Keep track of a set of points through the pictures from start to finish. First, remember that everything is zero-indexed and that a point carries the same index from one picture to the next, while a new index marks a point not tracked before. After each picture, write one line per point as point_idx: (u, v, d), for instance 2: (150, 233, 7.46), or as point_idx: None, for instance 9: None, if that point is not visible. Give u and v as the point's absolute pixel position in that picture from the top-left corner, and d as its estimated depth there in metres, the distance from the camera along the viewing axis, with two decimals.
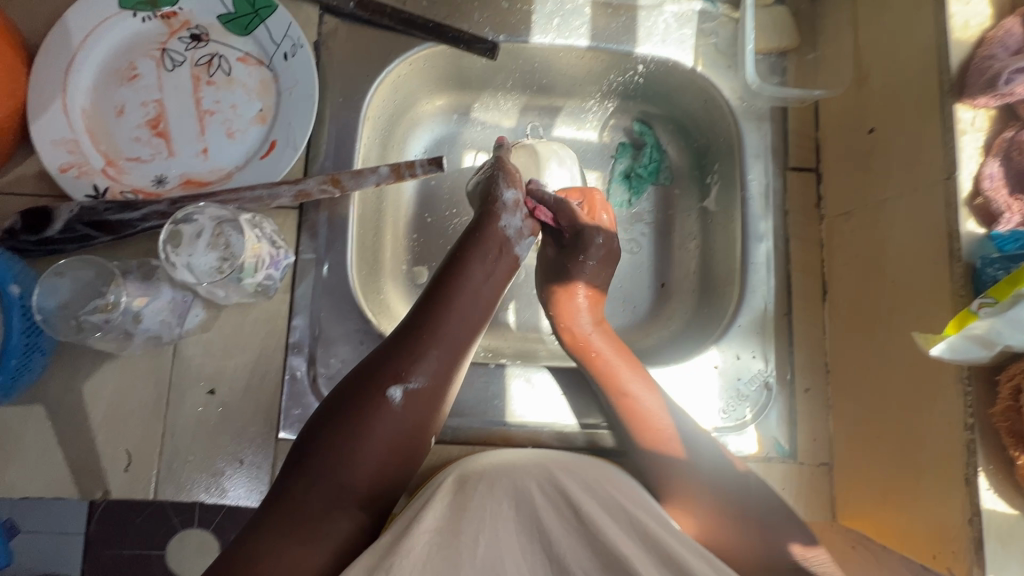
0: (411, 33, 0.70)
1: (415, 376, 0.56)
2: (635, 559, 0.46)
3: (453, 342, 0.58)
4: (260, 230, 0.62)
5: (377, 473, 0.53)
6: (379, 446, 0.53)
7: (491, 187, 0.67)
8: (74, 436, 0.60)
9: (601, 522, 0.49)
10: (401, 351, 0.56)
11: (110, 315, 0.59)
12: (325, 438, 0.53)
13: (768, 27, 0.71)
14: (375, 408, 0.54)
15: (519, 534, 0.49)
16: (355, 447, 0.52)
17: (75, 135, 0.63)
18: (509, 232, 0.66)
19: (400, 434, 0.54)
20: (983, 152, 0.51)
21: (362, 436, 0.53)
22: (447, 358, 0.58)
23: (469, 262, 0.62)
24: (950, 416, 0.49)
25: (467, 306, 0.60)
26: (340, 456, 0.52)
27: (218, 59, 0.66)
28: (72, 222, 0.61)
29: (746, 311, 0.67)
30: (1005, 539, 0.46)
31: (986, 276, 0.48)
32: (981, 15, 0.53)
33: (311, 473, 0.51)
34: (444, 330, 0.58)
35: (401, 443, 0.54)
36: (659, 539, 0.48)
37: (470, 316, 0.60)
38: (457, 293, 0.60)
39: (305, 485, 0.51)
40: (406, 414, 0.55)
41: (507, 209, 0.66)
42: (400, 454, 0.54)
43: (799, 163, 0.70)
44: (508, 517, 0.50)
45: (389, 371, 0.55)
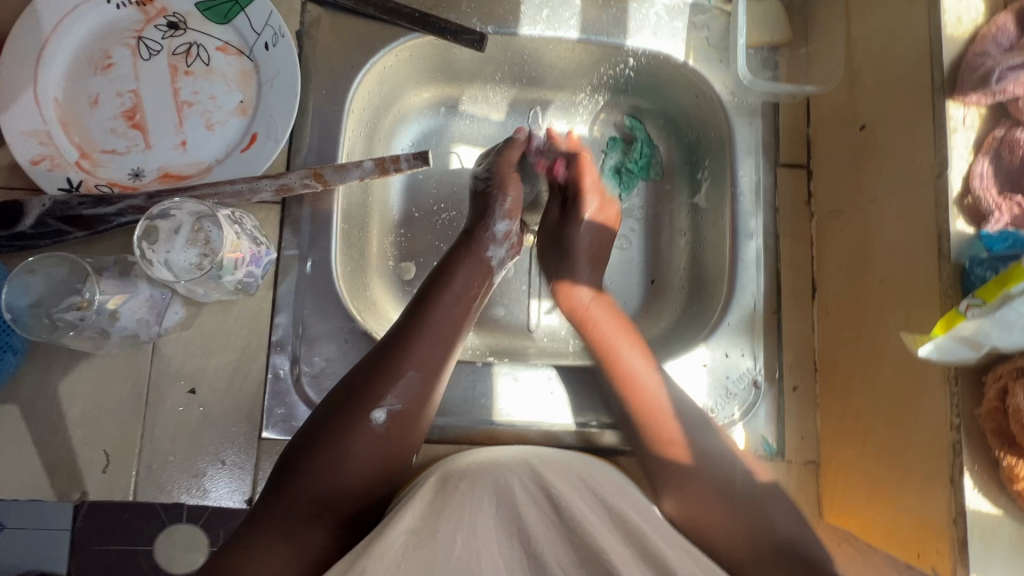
0: (397, 24, 0.68)
1: (396, 392, 0.55)
2: (615, 557, 0.46)
3: (436, 357, 0.58)
4: (240, 226, 0.59)
5: (358, 490, 0.53)
6: (359, 461, 0.53)
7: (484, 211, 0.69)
8: (50, 436, 0.59)
9: (583, 518, 0.48)
10: (383, 366, 0.56)
11: (85, 313, 0.57)
12: (304, 455, 0.53)
13: (760, 20, 0.70)
14: (355, 424, 0.54)
15: (497, 527, 0.49)
16: (336, 463, 0.52)
17: (47, 126, 0.60)
18: (493, 262, 0.67)
19: (381, 454, 0.54)
20: (974, 150, 0.51)
21: (342, 452, 0.53)
22: (429, 374, 0.57)
23: (449, 284, 0.63)
24: (936, 418, 0.49)
25: (449, 320, 0.60)
26: (321, 472, 0.52)
27: (196, 48, 0.64)
28: (44, 217, 0.59)
29: (736, 309, 0.67)
30: (987, 539, 0.47)
31: (975, 277, 0.48)
32: (974, 10, 0.52)
33: (292, 489, 0.51)
34: (426, 346, 0.58)
35: (383, 460, 0.54)
36: (638, 532, 0.48)
37: (449, 337, 0.60)
38: (439, 309, 0.61)
39: (286, 501, 0.50)
40: (387, 432, 0.55)
41: (496, 239, 0.68)
42: (381, 470, 0.54)
43: (790, 159, 0.69)
44: (487, 513, 0.49)
45: (371, 391, 0.55)
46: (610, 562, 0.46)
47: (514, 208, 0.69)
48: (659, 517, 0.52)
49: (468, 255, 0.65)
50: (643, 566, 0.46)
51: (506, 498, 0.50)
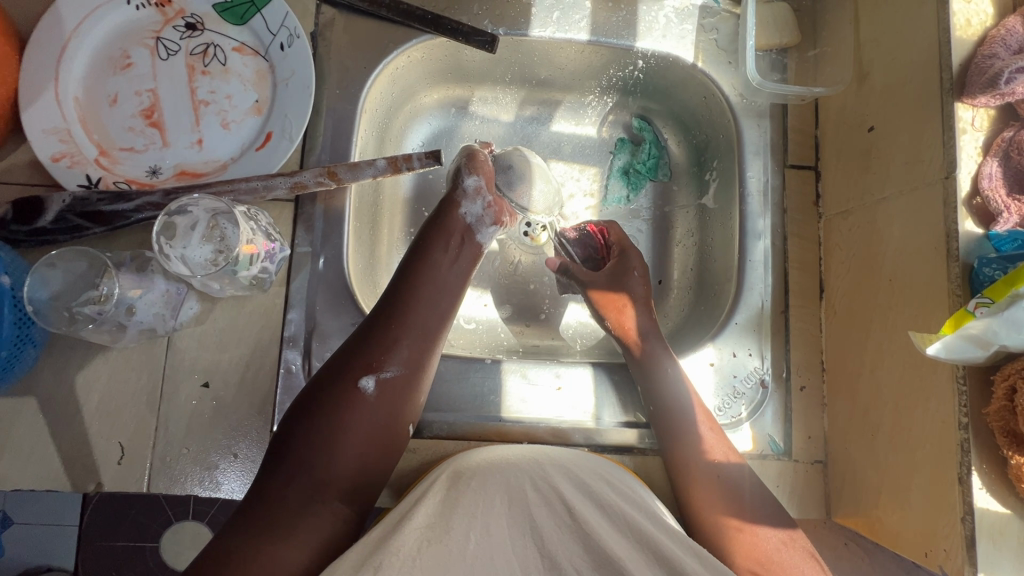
0: (409, 25, 0.69)
1: (386, 365, 0.57)
2: (628, 561, 0.47)
3: (425, 330, 0.60)
4: (256, 223, 0.61)
5: (353, 467, 0.55)
6: (350, 436, 0.55)
7: (455, 176, 0.69)
8: (67, 428, 0.60)
9: (596, 525, 0.50)
10: (372, 341, 0.58)
11: (104, 307, 0.58)
12: (297, 432, 0.54)
13: (769, 22, 0.70)
14: (347, 398, 0.56)
15: (512, 529, 0.50)
16: (329, 440, 0.54)
17: (67, 124, 0.62)
18: (470, 219, 0.67)
19: (375, 424, 0.56)
20: (983, 152, 0.51)
21: (336, 428, 0.55)
22: (416, 347, 0.59)
23: (431, 251, 0.64)
24: (944, 416, 0.50)
25: (438, 293, 0.62)
26: (315, 446, 0.54)
27: (213, 48, 0.65)
28: (64, 213, 0.60)
29: (743, 308, 0.67)
30: (996, 538, 0.47)
31: (983, 276, 0.48)
32: (983, 13, 0.53)
33: (289, 468, 0.53)
34: (417, 319, 0.60)
35: (377, 433, 0.56)
36: (651, 537, 0.49)
37: (438, 307, 0.62)
38: (429, 283, 0.62)
39: (284, 481, 0.52)
40: (378, 405, 0.57)
41: (467, 196, 0.67)
42: (375, 444, 0.56)
43: (798, 160, 0.70)
44: (501, 512, 0.51)
45: (362, 361, 0.57)
46: (624, 565, 0.46)
47: (479, 172, 0.68)
48: (672, 524, 0.53)
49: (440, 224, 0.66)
50: (657, 566, 0.47)
51: (519, 497, 0.53)
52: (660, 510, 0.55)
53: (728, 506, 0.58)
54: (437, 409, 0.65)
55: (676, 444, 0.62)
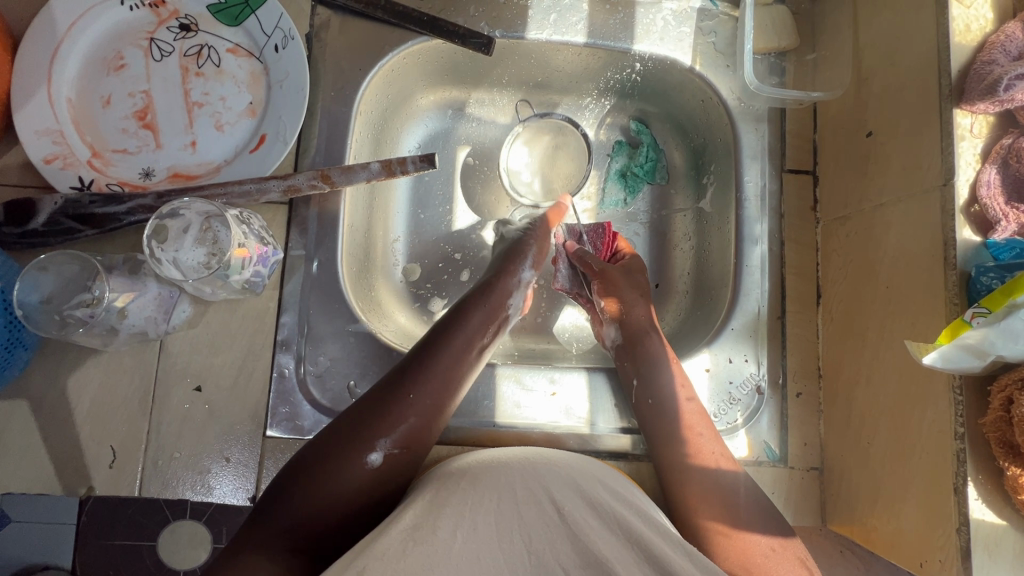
0: (405, 27, 0.69)
1: (404, 435, 0.57)
2: (616, 561, 0.46)
3: (444, 404, 0.59)
4: (249, 226, 0.60)
5: (344, 527, 0.53)
6: (351, 498, 0.53)
7: (512, 259, 0.69)
8: (59, 431, 0.60)
9: (586, 525, 0.49)
10: (393, 407, 0.57)
11: (94, 311, 0.57)
12: (299, 486, 0.53)
13: (768, 25, 0.70)
14: (357, 460, 0.54)
15: (497, 525, 0.49)
16: (330, 499, 0.53)
17: (60, 125, 0.61)
18: (510, 310, 0.68)
19: (377, 480, 0.55)
20: (981, 159, 0.51)
21: (339, 483, 0.53)
22: (435, 421, 0.58)
23: (464, 319, 0.63)
24: (940, 425, 0.49)
25: (465, 363, 0.61)
26: (314, 497, 0.52)
27: (207, 49, 0.65)
28: (56, 215, 0.59)
29: (740, 314, 0.67)
30: (990, 548, 0.46)
31: (981, 285, 0.48)
32: (982, 18, 0.52)
33: (281, 519, 0.51)
34: (440, 384, 0.59)
35: (376, 500, 0.55)
36: (640, 536, 0.49)
37: (462, 373, 0.61)
38: (451, 351, 0.61)
39: (274, 529, 0.50)
40: (385, 473, 0.55)
41: (518, 287, 0.68)
42: (371, 509, 0.54)
43: (796, 165, 0.69)
44: (489, 509, 0.51)
45: (382, 422, 0.56)
46: (611, 566, 0.46)
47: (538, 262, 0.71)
48: (660, 521, 0.53)
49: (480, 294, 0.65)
50: (646, 567, 0.46)
51: (509, 494, 0.52)
52: (651, 509, 0.55)
53: (721, 512, 0.58)
54: None
55: (671, 450, 0.61)
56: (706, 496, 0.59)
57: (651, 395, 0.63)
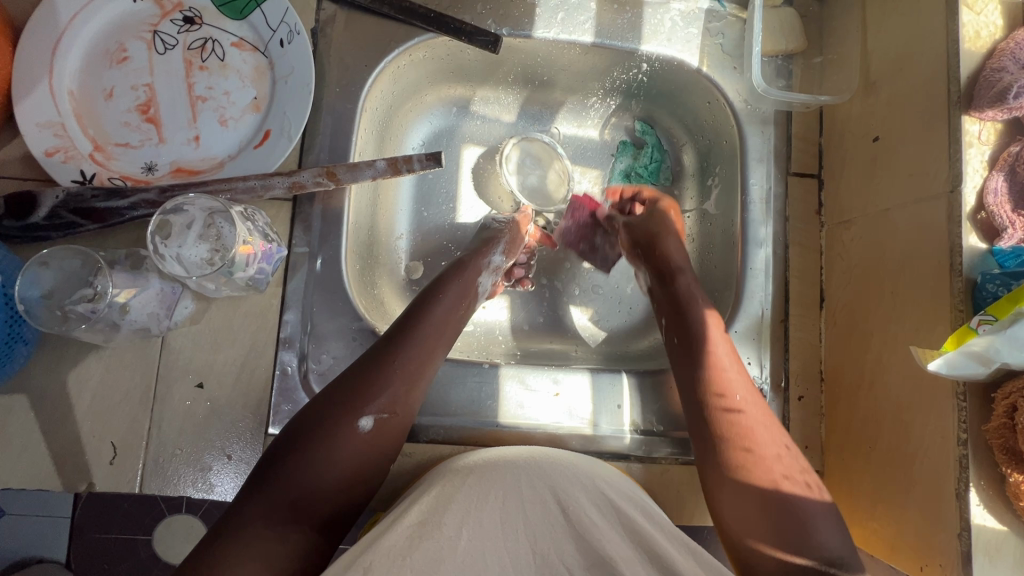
0: (412, 23, 0.68)
1: (390, 403, 0.55)
2: (621, 561, 0.48)
3: (427, 372, 0.58)
4: (253, 223, 0.59)
5: (334, 500, 0.51)
6: (337, 469, 0.51)
7: (489, 244, 0.69)
8: (59, 427, 0.59)
9: (591, 525, 0.51)
10: (375, 376, 0.55)
11: (96, 306, 0.57)
12: (285, 458, 0.50)
13: (776, 28, 0.70)
14: (343, 429, 0.52)
15: (503, 524, 0.51)
16: (317, 471, 0.50)
17: (61, 118, 0.60)
18: (482, 290, 0.68)
19: (363, 457, 0.53)
20: (988, 166, 0.51)
21: (325, 461, 0.51)
22: (417, 390, 0.57)
23: (442, 293, 0.62)
24: (943, 431, 0.50)
25: (443, 336, 0.60)
26: (302, 478, 0.50)
27: (211, 43, 0.64)
28: (58, 209, 0.59)
29: (743, 317, 0.67)
30: (991, 553, 0.47)
31: (986, 293, 0.48)
32: (992, 25, 0.52)
33: (270, 494, 0.49)
34: (418, 354, 0.57)
35: (364, 470, 0.53)
36: (644, 536, 0.50)
37: (437, 345, 0.59)
38: (431, 321, 0.60)
39: (263, 507, 0.48)
40: (371, 444, 0.54)
41: (489, 268, 0.68)
42: (357, 480, 0.52)
43: (801, 168, 0.69)
44: (494, 507, 0.52)
45: (367, 397, 0.54)
46: (617, 566, 0.48)
47: (510, 248, 0.70)
48: (667, 519, 0.53)
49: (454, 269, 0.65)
50: (650, 566, 0.47)
51: (515, 492, 0.53)
52: (653, 504, 0.55)
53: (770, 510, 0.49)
54: (434, 413, 0.64)
55: None
56: (760, 514, 0.49)
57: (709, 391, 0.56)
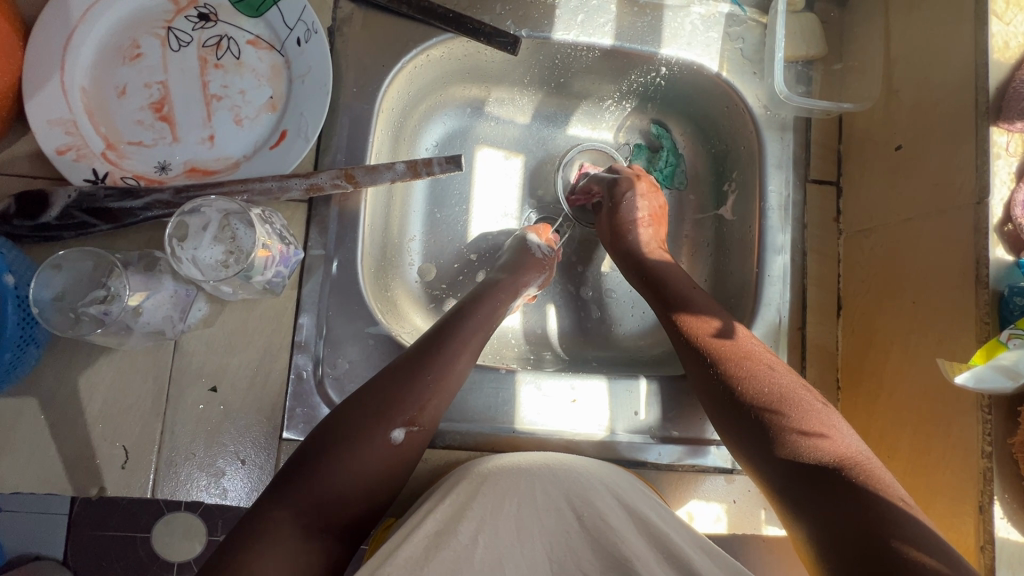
0: (430, 23, 0.67)
1: (418, 413, 0.54)
2: (637, 560, 0.47)
3: (455, 385, 0.58)
4: (271, 226, 0.59)
5: (357, 509, 0.51)
6: (366, 479, 0.51)
7: (525, 263, 0.70)
8: (69, 431, 0.58)
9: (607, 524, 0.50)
10: (404, 387, 0.55)
11: (109, 308, 0.56)
12: (315, 467, 0.50)
13: (797, 33, 0.69)
14: (374, 440, 0.52)
15: (518, 531, 0.51)
16: (347, 481, 0.50)
17: (73, 115, 0.59)
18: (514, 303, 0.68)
19: (388, 466, 0.52)
20: (1016, 178, 0.51)
21: (356, 470, 0.50)
22: (444, 402, 0.56)
23: (479, 308, 0.63)
24: (966, 443, 0.49)
25: (475, 347, 0.60)
26: (333, 486, 0.50)
27: (226, 40, 0.63)
28: (69, 208, 0.58)
29: (761, 324, 0.66)
30: (1015, 566, 0.47)
31: (1013, 305, 0.48)
32: (1021, 36, 0.52)
33: (298, 502, 0.48)
34: (452, 365, 0.57)
35: (389, 478, 0.53)
36: (660, 535, 0.49)
37: (470, 356, 0.59)
38: (460, 336, 0.60)
39: (289, 515, 0.48)
40: (401, 454, 0.53)
41: (525, 289, 0.69)
42: (381, 492, 0.52)
43: (820, 175, 0.69)
44: (509, 514, 0.51)
45: (400, 408, 0.54)
46: (632, 565, 0.47)
47: (541, 283, 0.71)
48: (680, 519, 0.52)
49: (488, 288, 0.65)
50: (666, 567, 0.47)
51: (530, 500, 0.53)
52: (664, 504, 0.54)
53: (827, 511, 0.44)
54: (449, 419, 0.64)
55: None
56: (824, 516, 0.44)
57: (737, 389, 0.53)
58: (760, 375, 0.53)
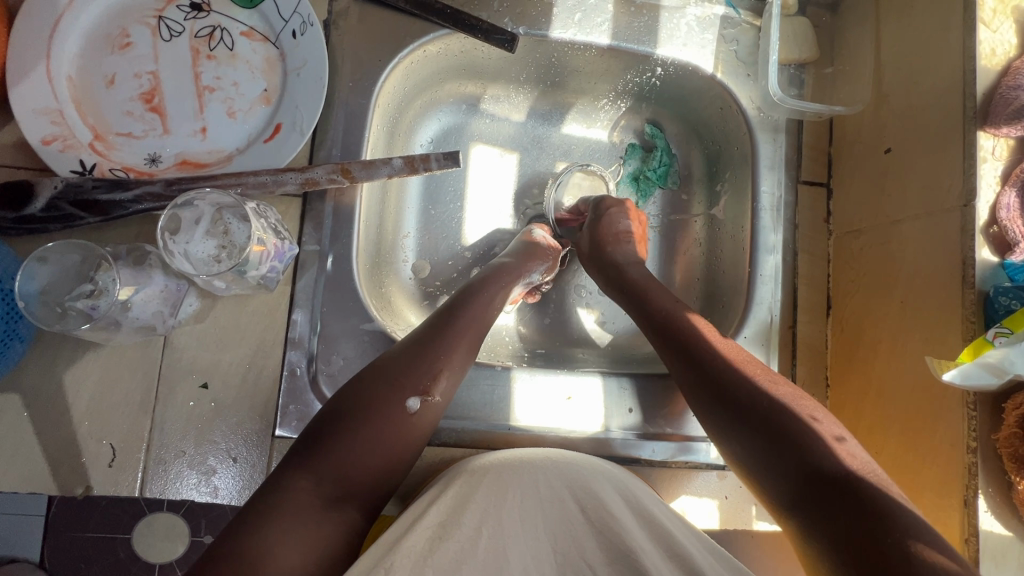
0: (427, 18, 0.67)
1: (431, 383, 0.54)
2: (643, 553, 0.48)
3: (466, 358, 0.58)
4: (265, 220, 0.58)
5: (373, 480, 0.50)
6: (382, 449, 0.50)
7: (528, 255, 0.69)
8: (54, 428, 0.57)
9: (613, 516, 0.50)
10: (420, 360, 0.55)
11: (98, 302, 0.54)
12: (334, 435, 0.49)
13: (790, 36, 0.70)
14: (390, 411, 0.51)
15: (523, 522, 0.51)
16: (365, 451, 0.49)
17: (59, 104, 0.57)
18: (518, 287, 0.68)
19: (402, 439, 0.51)
20: (1001, 182, 0.52)
21: (369, 440, 0.50)
22: (457, 375, 0.56)
23: (483, 290, 0.62)
24: (952, 438, 0.51)
25: (481, 328, 0.60)
26: (345, 457, 0.48)
27: (219, 31, 0.62)
28: (56, 200, 0.56)
29: (752, 322, 0.67)
30: (998, 558, 0.48)
31: (999, 306, 0.49)
32: (1007, 44, 0.54)
33: (317, 470, 0.47)
34: (457, 341, 0.57)
35: (400, 453, 0.51)
36: (669, 534, 0.49)
37: (475, 336, 0.59)
38: (473, 311, 0.60)
39: (309, 483, 0.47)
40: (415, 425, 0.52)
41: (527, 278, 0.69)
42: (398, 463, 0.51)
43: (811, 177, 0.70)
44: (512, 506, 0.51)
45: (412, 380, 0.53)
46: (638, 559, 0.47)
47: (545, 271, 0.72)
48: (688, 523, 0.52)
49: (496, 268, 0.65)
50: (673, 566, 0.47)
51: (532, 491, 0.53)
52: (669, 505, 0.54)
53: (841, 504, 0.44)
54: (444, 416, 0.63)
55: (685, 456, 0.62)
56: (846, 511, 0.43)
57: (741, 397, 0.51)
58: (761, 385, 0.52)
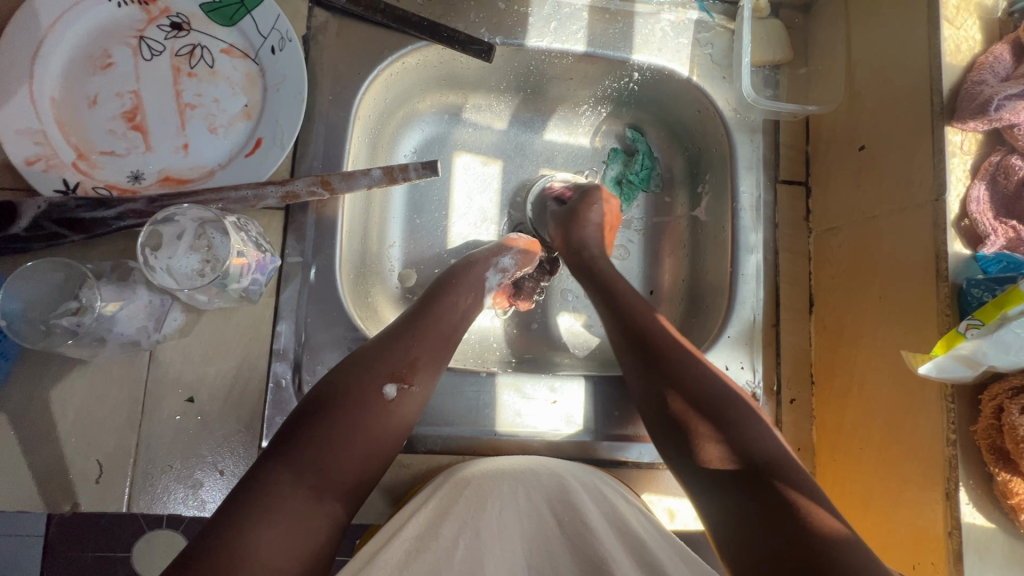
0: (405, 31, 0.68)
1: (406, 373, 0.55)
2: (615, 562, 0.47)
3: (438, 360, 0.58)
4: (246, 233, 0.59)
5: (354, 477, 0.49)
6: (364, 453, 0.50)
7: (496, 248, 0.69)
8: (41, 446, 0.57)
9: (589, 525, 0.50)
10: (389, 356, 0.55)
11: (81, 319, 0.55)
12: (309, 431, 0.49)
13: (763, 38, 0.71)
14: (364, 410, 0.51)
15: (500, 535, 0.51)
16: (343, 444, 0.49)
17: (42, 125, 0.58)
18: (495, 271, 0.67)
19: (381, 434, 0.52)
20: (970, 175, 0.53)
21: (344, 439, 0.49)
22: (434, 368, 0.57)
23: (457, 288, 0.63)
24: (932, 430, 0.51)
25: (452, 327, 0.60)
26: (322, 461, 0.48)
27: (200, 49, 0.63)
28: (39, 219, 0.57)
29: (735, 322, 0.67)
30: (982, 551, 0.48)
31: (971, 297, 0.50)
32: (972, 40, 0.55)
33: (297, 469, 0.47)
34: (427, 335, 0.58)
35: (376, 453, 0.51)
36: (642, 539, 0.49)
37: (446, 331, 0.59)
38: (446, 307, 0.61)
39: (287, 482, 0.46)
40: (393, 411, 0.53)
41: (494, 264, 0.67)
42: (375, 458, 0.51)
43: (789, 176, 0.71)
44: (491, 518, 0.52)
45: (382, 372, 0.54)
46: (610, 566, 0.47)
47: (521, 260, 0.69)
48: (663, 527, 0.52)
49: (461, 264, 0.66)
50: (637, 567, 0.47)
51: (511, 503, 0.53)
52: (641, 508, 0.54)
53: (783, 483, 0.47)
54: (431, 422, 0.64)
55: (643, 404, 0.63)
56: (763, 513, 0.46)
57: (691, 406, 0.53)
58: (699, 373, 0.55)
